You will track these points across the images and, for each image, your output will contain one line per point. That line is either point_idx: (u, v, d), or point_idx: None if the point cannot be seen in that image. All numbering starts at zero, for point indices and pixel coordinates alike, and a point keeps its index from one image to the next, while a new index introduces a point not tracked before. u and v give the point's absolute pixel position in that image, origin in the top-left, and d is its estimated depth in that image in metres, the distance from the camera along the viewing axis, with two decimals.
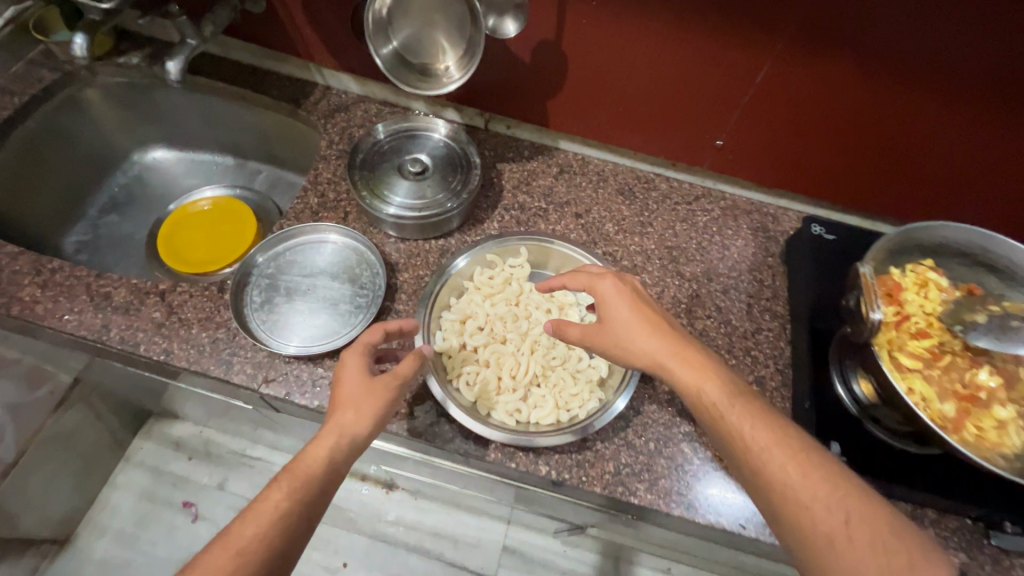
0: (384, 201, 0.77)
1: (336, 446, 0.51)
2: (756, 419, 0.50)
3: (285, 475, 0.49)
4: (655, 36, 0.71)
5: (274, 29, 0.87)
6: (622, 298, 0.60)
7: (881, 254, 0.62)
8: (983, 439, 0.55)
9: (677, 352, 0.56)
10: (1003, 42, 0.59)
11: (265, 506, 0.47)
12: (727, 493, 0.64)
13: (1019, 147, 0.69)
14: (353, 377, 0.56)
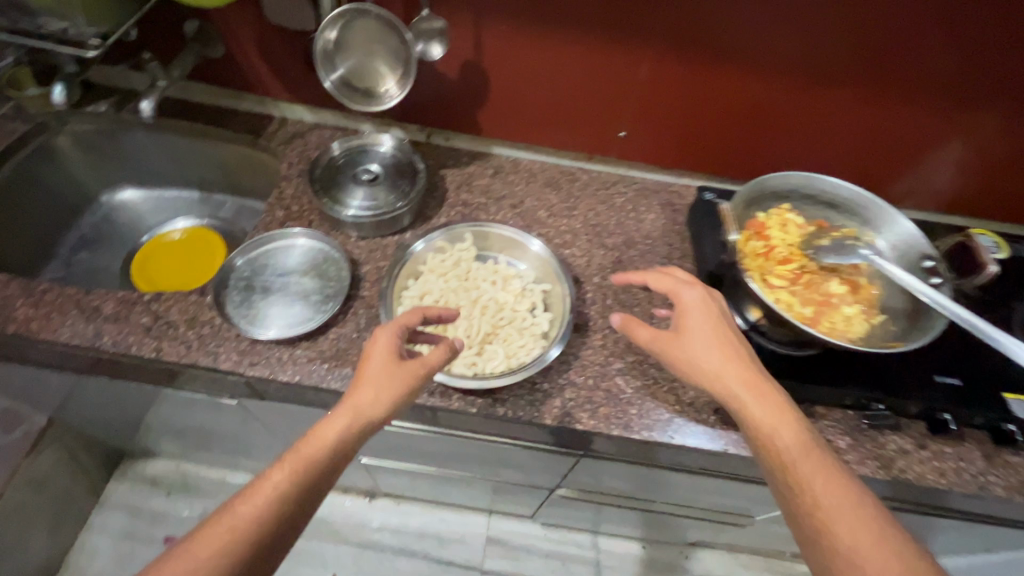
0: (341, 206, 0.89)
1: (347, 427, 0.60)
2: (804, 444, 0.59)
3: (290, 456, 0.57)
4: (556, 49, 0.87)
5: (232, 69, 1.00)
6: (708, 331, 0.66)
7: (749, 201, 0.79)
8: (835, 329, 0.70)
9: (745, 377, 0.63)
10: (804, 25, 0.79)
11: (267, 485, 0.55)
12: (701, 444, 0.76)
13: (839, 107, 0.89)
14: (379, 361, 0.64)
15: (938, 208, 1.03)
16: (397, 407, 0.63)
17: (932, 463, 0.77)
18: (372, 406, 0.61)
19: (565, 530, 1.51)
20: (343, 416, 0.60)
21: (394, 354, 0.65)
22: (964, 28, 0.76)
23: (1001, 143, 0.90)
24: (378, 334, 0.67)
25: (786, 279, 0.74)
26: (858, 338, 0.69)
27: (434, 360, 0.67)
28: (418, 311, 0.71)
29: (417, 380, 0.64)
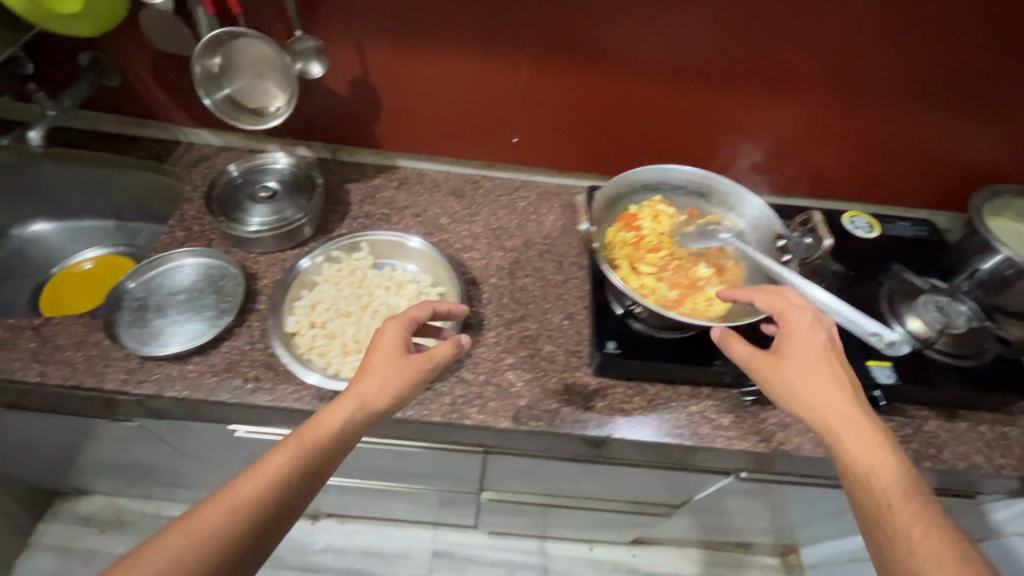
0: (239, 224, 0.91)
1: (353, 412, 0.62)
2: (894, 470, 0.56)
3: (292, 441, 0.59)
4: (437, 62, 0.91)
5: (130, 98, 1.02)
6: (816, 359, 0.62)
7: (621, 194, 0.82)
8: (697, 310, 0.74)
9: (849, 405, 0.59)
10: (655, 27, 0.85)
11: (267, 468, 0.56)
12: (635, 435, 0.78)
13: (707, 103, 0.95)
14: (387, 352, 0.67)
15: (821, 194, 1.09)
16: (404, 397, 0.66)
17: (810, 433, 0.80)
18: (379, 396, 0.64)
19: (512, 537, 1.51)
20: (348, 403, 0.63)
21: (400, 346, 0.68)
22: (803, 20, 0.83)
23: (862, 128, 0.97)
24: (385, 328, 0.70)
25: (655, 266, 0.78)
26: (716, 315, 0.72)
27: (441, 354, 0.70)
28: (427, 306, 0.75)
29: (424, 372, 0.67)
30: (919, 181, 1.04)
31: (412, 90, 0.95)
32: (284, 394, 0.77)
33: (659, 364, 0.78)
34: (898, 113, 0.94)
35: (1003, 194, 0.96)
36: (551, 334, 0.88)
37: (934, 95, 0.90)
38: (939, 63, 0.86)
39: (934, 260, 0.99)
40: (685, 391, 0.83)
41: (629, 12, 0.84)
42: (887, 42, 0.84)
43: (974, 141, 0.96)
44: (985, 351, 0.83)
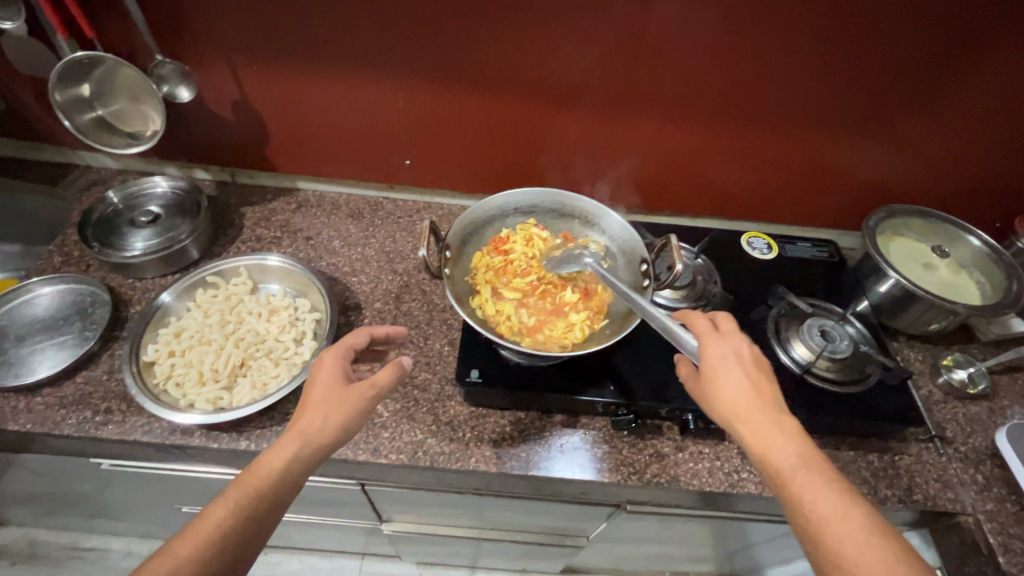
0: (114, 248, 0.89)
1: (295, 453, 0.58)
2: (819, 475, 0.53)
3: (232, 491, 0.55)
4: (318, 86, 0.91)
5: (19, 122, 1.00)
6: (730, 363, 0.60)
7: (490, 218, 0.80)
8: (552, 337, 0.72)
9: (768, 410, 0.57)
10: (528, 53, 0.85)
11: (206, 524, 0.53)
12: (569, 473, 0.75)
13: (593, 124, 0.95)
14: (327, 382, 0.62)
15: (726, 214, 1.09)
16: (350, 430, 0.61)
17: (686, 464, 0.77)
18: (321, 432, 0.59)
19: (441, 567, 1.46)
20: (291, 442, 0.58)
21: (342, 375, 0.64)
22: (678, 50, 0.82)
23: (755, 151, 0.96)
24: (323, 358, 0.65)
25: (518, 292, 0.76)
26: (569, 344, 0.71)
27: (383, 379, 0.64)
28: (365, 331, 0.69)
29: (367, 402, 0.62)
30: (820, 201, 1.04)
31: (299, 115, 0.96)
32: (132, 427, 0.74)
33: (524, 393, 0.76)
34: (787, 137, 0.93)
35: (898, 213, 0.94)
36: (428, 361, 0.85)
37: (819, 120, 0.90)
38: (819, 90, 0.85)
39: (835, 282, 0.97)
40: (560, 420, 0.80)
41: (501, 40, 0.83)
42: (764, 71, 0.83)
43: (867, 163, 0.95)
44: (868, 376, 0.80)
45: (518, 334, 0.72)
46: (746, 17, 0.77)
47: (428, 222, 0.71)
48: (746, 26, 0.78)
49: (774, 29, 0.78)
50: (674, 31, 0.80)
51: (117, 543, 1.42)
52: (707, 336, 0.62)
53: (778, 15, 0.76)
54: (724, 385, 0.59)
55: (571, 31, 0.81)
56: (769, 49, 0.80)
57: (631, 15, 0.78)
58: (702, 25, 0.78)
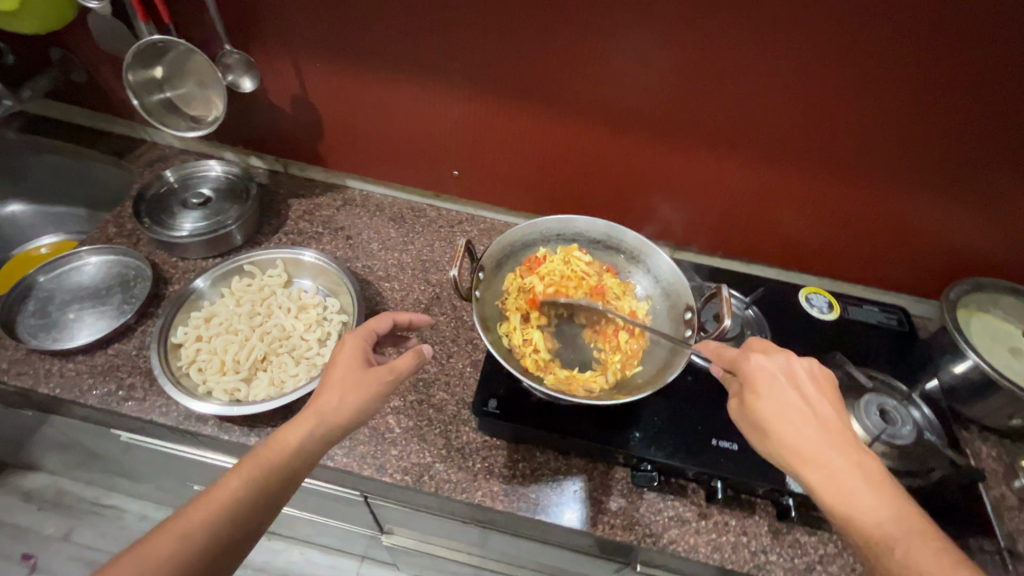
0: (163, 227, 0.91)
1: (312, 430, 0.56)
2: (905, 527, 0.49)
3: (247, 463, 0.53)
4: (375, 89, 0.91)
5: (100, 95, 1.05)
6: (787, 399, 0.55)
7: (529, 240, 0.76)
8: (578, 378, 0.67)
9: (840, 453, 0.52)
10: (589, 74, 0.82)
11: (221, 494, 0.51)
12: (566, 513, 0.71)
13: (649, 153, 0.91)
14: (347, 363, 0.60)
15: (786, 265, 1.01)
16: (367, 414, 0.58)
17: (708, 535, 0.70)
18: (338, 412, 0.57)
19: None
20: (307, 419, 0.56)
21: (362, 357, 0.61)
22: (757, 83, 0.77)
23: (828, 201, 0.89)
24: (345, 339, 0.63)
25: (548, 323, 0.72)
26: (595, 390, 0.66)
27: (404, 366, 0.61)
28: (389, 317, 0.67)
29: (385, 386, 0.59)
30: (894, 265, 0.94)
31: (353, 114, 0.96)
32: (152, 406, 0.75)
33: (542, 432, 0.72)
34: (867, 190, 0.85)
35: (985, 286, 0.85)
36: (448, 381, 0.82)
37: (905, 175, 0.82)
38: (909, 142, 0.78)
39: (902, 355, 0.88)
40: (577, 464, 0.75)
41: (564, 60, 0.81)
42: (850, 114, 0.77)
43: (954, 230, 0.86)
44: (932, 470, 0.71)
45: (542, 370, 0.68)
46: (837, 54, 0.71)
47: (465, 240, 0.68)
48: (836, 64, 0.72)
49: (868, 69, 0.72)
50: (754, 64, 0.75)
51: (134, 506, 1.45)
52: (774, 384, 0.56)
53: (874, 55, 0.70)
54: (796, 440, 0.53)
55: (643, 54, 0.78)
56: (859, 89, 0.74)
57: (709, 44, 0.74)
58: (785, 59, 0.73)
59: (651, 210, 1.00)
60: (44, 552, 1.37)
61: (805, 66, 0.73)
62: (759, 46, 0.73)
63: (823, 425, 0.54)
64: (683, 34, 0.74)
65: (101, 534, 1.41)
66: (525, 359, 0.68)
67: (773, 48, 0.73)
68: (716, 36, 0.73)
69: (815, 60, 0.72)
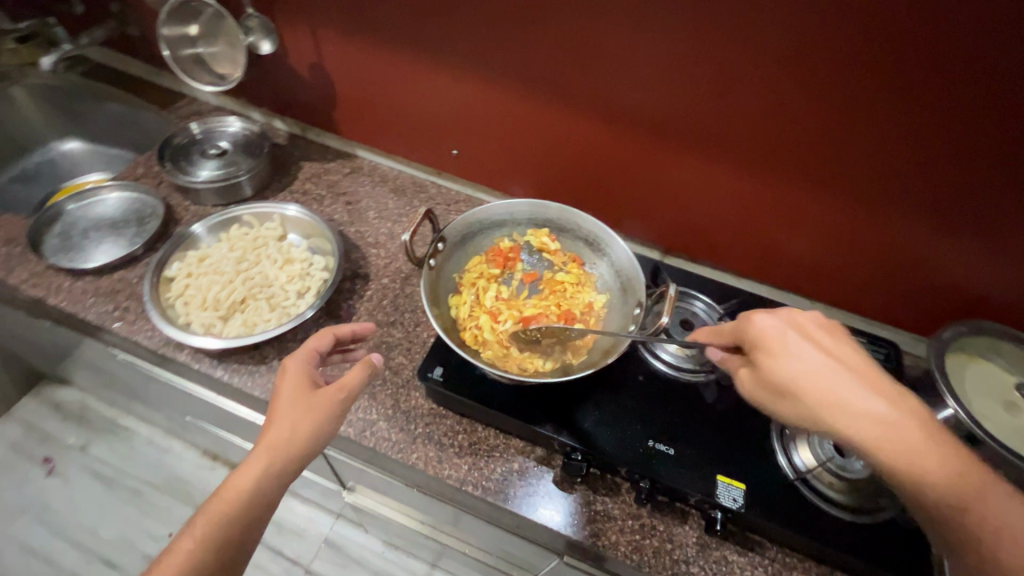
0: (181, 172, 0.98)
1: (266, 471, 0.57)
2: (939, 461, 0.50)
3: (202, 518, 0.55)
4: (383, 63, 0.95)
5: (150, 49, 1.15)
6: (803, 348, 0.55)
7: (496, 221, 0.79)
8: (513, 357, 0.71)
9: (876, 399, 0.52)
10: (580, 64, 0.83)
11: (177, 557, 0.53)
12: (549, 512, 0.71)
13: (639, 151, 0.90)
14: (292, 391, 0.61)
15: (778, 283, 0.98)
16: (321, 437, 0.60)
17: (631, 535, 0.70)
18: (288, 446, 0.58)
19: (405, 553, 1.45)
20: (258, 459, 0.57)
21: (308, 382, 0.62)
22: (748, 90, 0.75)
23: (823, 221, 0.85)
24: (287, 366, 0.63)
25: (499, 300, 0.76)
26: (528, 368, 0.69)
27: (353, 381, 0.63)
28: (330, 333, 0.68)
29: (337, 405, 0.61)
30: (891, 296, 0.89)
31: (364, 85, 1.01)
32: (139, 328, 0.82)
33: (480, 407, 0.73)
34: (862, 213, 0.81)
35: (986, 330, 0.78)
36: (409, 347, 0.85)
37: (903, 201, 0.77)
38: (909, 166, 0.73)
39: None
40: (515, 444, 0.76)
41: (556, 48, 0.82)
42: (845, 129, 0.74)
43: (956, 266, 0.80)
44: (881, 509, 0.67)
45: (480, 342, 0.72)
46: (829, 64, 0.69)
47: (423, 209, 0.73)
48: (828, 75, 0.70)
49: (863, 83, 0.69)
50: (745, 68, 0.73)
51: (144, 431, 1.58)
52: (781, 336, 0.57)
53: (868, 68, 0.67)
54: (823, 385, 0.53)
55: (635, 50, 0.78)
56: (852, 104, 0.71)
57: (699, 43, 0.73)
58: (777, 65, 0.71)
59: (640, 210, 0.99)
60: (62, 459, 1.51)
61: (797, 75, 0.71)
62: (749, 51, 0.71)
63: (843, 369, 0.54)
64: (670, 30, 0.74)
65: (111, 452, 1.54)
66: (468, 331, 0.72)
67: (764, 53, 0.71)
68: (703, 35, 0.72)
69: (807, 69, 0.70)
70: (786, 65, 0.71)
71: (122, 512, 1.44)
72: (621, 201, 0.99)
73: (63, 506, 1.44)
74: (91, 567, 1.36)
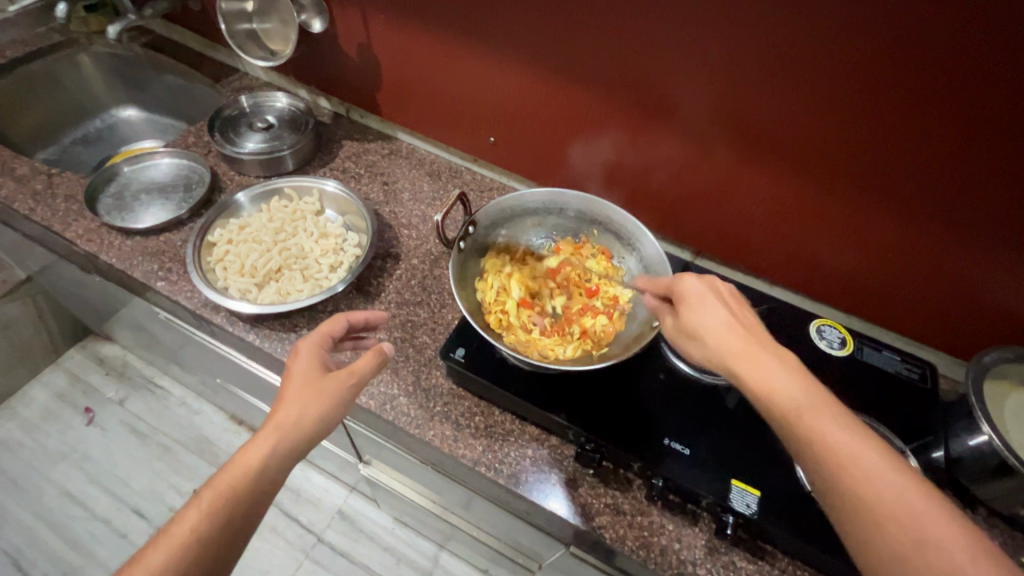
0: (228, 142, 1.02)
1: (274, 448, 0.58)
2: (819, 410, 0.51)
3: (207, 494, 0.55)
4: (428, 47, 0.97)
5: (208, 23, 1.19)
6: (709, 303, 0.59)
7: (528, 208, 0.81)
8: (537, 344, 0.71)
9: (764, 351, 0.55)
10: (620, 57, 0.82)
11: (180, 531, 0.52)
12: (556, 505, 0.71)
13: (673, 148, 0.89)
14: (303, 373, 0.62)
15: (813, 294, 0.95)
16: (330, 420, 0.61)
17: (640, 531, 0.70)
18: (297, 424, 0.59)
19: (414, 532, 1.48)
20: (268, 437, 0.58)
21: (318, 365, 0.64)
22: (797, 92, 0.73)
23: (866, 234, 0.82)
24: (299, 349, 0.65)
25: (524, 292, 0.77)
26: (548, 355, 0.69)
27: (363, 366, 0.65)
28: (342, 319, 0.70)
29: (346, 389, 0.63)
30: (931, 316, 0.86)
31: (408, 68, 1.02)
32: (180, 289, 0.86)
33: (499, 390, 0.74)
34: (908, 228, 0.78)
35: None
36: (434, 328, 0.86)
37: (954, 218, 0.74)
38: (956, 178, 0.70)
39: (914, 411, 0.79)
40: (531, 431, 0.77)
41: (599, 40, 0.82)
42: (898, 139, 0.71)
43: (1005, 290, 0.76)
44: None
45: (502, 328, 0.72)
46: (887, 70, 0.66)
47: (458, 192, 0.74)
48: (884, 81, 0.67)
49: (920, 92, 0.66)
50: (797, 70, 0.71)
51: (178, 391, 1.65)
52: (700, 294, 0.60)
53: (927, 76, 0.64)
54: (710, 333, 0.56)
55: (682, 45, 0.77)
56: (907, 113, 0.68)
57: (750, 42, 0.72)
58: (830, 69, 0.69)
59: (672, 208, 0.98)
60: (102, 410, 1.60)
61: (851, 79, 0.69)
62: (801, 52, 0.69)
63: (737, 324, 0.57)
64: (715, 25, 0.73)
65: (146, 408, 1.62)
66: (492, 314, 0.73)
67: (817, 55, 0.69)
68: (748, 31, 0.71)
69: (862, 74, 0.68)
70: (832, 66, 0.69)
71: (152, 466, 1.51)
72: (652, 199, 0.98)
73: (99, 455, 1.52)
74: (121, 515, 1.43)
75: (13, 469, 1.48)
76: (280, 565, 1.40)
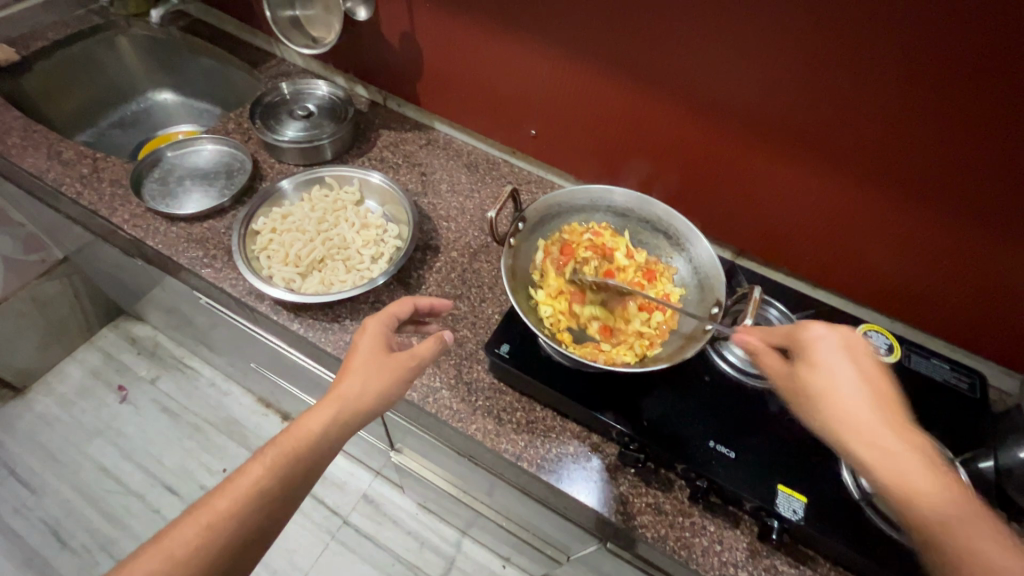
0: (269, 130, 1.02)
1: (334, 417, 0.60)
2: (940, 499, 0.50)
3: (271, 451, 0.58)
4: (471, 39, 0.96)
5: (247, 7, 1.19)
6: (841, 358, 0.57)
7: (573, 207, 0.83)
8: (597, 348, 0.73)
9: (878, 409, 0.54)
10: (667, 47, 0.80)
11: (244, 483, 0.56)
12: (582, 495, 0.72)
13: (717, 142, 0.87)
14: (367, 350, 0.64)
15: (857, 298, 0.94)
16: (389, 399, 0.63)
17: (681, 531, 0.70)
18: (357, 398, 0.61)
19: (437, 518, 1.51)
20: (330, 407, 0.61)
21: (383, 345, 0.65)
22: (859, 96, 0.71)
23: (917, 242, 0.80)
24: (367, 326, 0.67)
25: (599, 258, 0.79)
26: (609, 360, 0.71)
27: (425, 351, 0.66)
28: (409, 302, 0.71)
29: (407, 372, 0.64)
30: (982, 324, 0.84)
31: (449, 57, 1.02)
32: (225, 277, 0.88)
33: (544, 387, 0.74)
34: (962, 234, 0.76)
35: None
36: (474, 322, 0.86)
37: (1015, 228, 0.72)
38: (1016, 184, 0.68)
39: (963, 421, 0.78)
40: (572, 428, 0.77)
41: (648, 31, 0.80)
42: (963, 148, 0.69)
43: None
44: None
45: (548, 294, 0.76)
46: (958, 76, 0.64)
47: (510, 188, 0.75)
48: (953, 89, 0.65)
49: (989, 97, 0.63)
50: (861, 73, 0.69)
51: (208, 371, 1.68)
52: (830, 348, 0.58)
53: (1001, 81, 0.62)
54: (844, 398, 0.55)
55: (740, 45, 0.74)
56: (975, 117, 0.66)
57: (815, 44, 0.69)
58: (895, 72, 0.67)
59: (711, 203, 0.96)
60: (134, 388, 1.63)
61: (919, 85, 0.66)
62: (864, 52, 0.67)
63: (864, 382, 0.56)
64: (773, 19, 0.70)
65: (176, 387, 1.65)
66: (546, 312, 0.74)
67: (883, 55, 0.66)
68: (806, 25, 0.68)
69: (932, 76, 0.65)
70: (893, 65, 0.66)
71: (182, 444, 1.55)
72: (690, 194, 0.97)
73: (132, 432, 1.56)
74: (154, 490, 1.47)
75: (50, 443, 1.52)
76: (306, 545, 1.43)
